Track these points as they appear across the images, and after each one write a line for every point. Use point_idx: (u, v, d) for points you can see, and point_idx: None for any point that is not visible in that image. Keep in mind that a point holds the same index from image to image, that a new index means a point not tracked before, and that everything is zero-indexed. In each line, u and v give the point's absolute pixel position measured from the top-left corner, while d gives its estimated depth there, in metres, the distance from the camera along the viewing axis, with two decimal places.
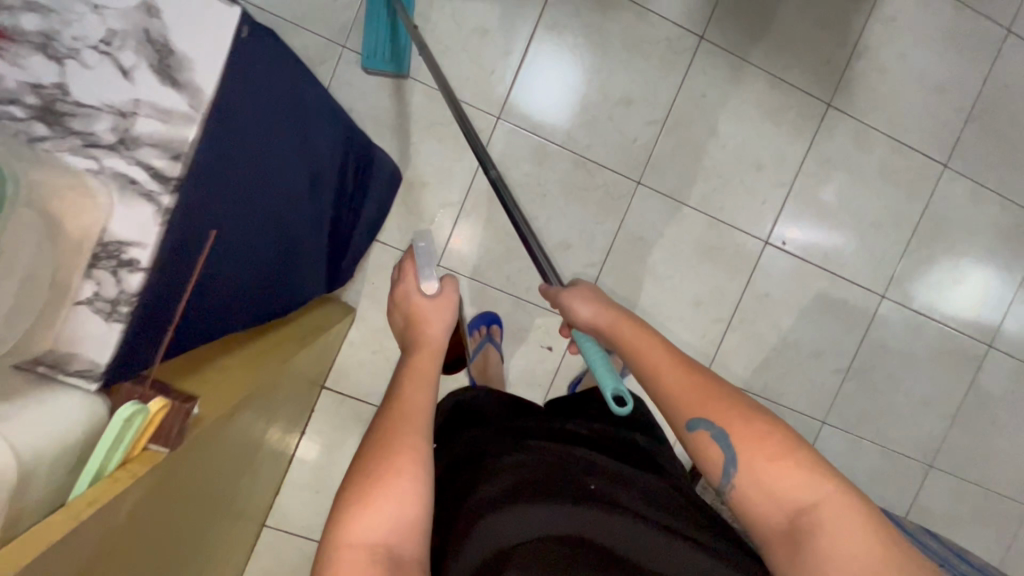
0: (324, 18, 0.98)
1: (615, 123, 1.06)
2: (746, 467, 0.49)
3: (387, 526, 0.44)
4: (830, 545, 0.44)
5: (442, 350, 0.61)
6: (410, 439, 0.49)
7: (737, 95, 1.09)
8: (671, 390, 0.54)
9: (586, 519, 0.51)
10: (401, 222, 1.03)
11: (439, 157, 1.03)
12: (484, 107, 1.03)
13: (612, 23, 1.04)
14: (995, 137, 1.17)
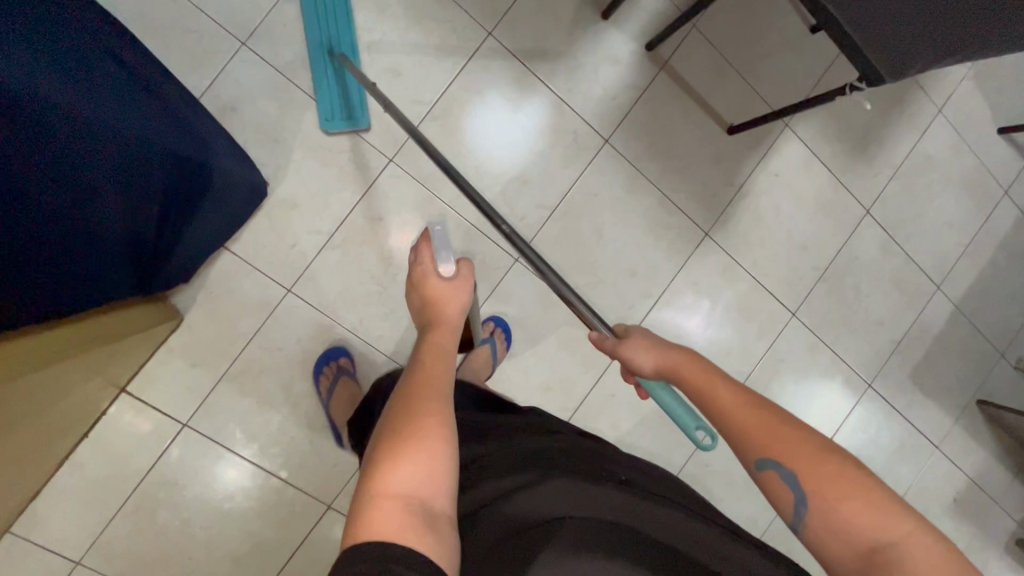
0: (263, 70, 1.37)
1: (521, 193, 1.49)
2: (815, 505, 0.70)
3: (420, 483, 0.66)
4: (908, 574, 0.63)
5: (455, 328, 0.89)
6: (434, 424, 0.70)
7: (631, 202, 1.54)
8: (743, 426, 0.76)
9: (619, 501, 0.80)
10: (272, 234, 1.38)
11: (318, 182, 1.40)
12: (384, 149, 1.42)
13: (525, 113, 1.48)
14: (834, 296, 1.64)
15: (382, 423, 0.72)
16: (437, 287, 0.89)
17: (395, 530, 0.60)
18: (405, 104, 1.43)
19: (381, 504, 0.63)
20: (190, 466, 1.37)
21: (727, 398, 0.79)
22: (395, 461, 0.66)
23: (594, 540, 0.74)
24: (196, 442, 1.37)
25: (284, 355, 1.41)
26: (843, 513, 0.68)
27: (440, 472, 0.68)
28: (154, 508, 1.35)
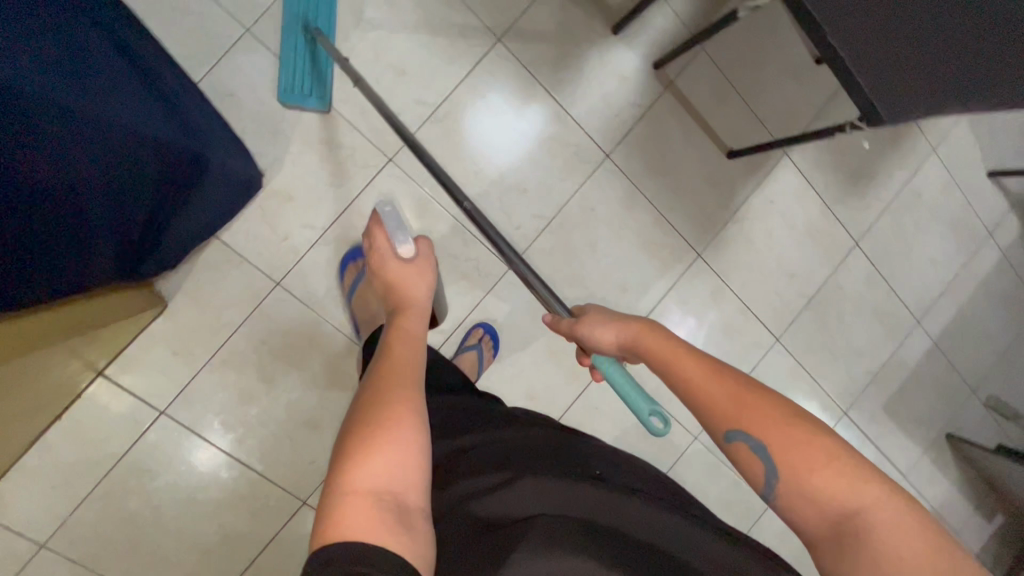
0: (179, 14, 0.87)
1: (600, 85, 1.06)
2: (789, 477, 0.50)
3: (393, 472, 0.51)
4: (865, 514, 0.47)
5: (424, 309, 0.73)
6: (407, 381, 0.60)
7: (761, 96, 1.15)
8: (708, 399, 0.55)
9: (586, 499, 0.59)
10: (255, 66, 0.90)
11: (308, 67, 0.92)
12: (396, 14, 0.95)
13: (581, 66, 1.05)
14: (974, 244, 1.39)
15: (377, 280, 0.76)
16: (398, 270, 0.73)
17: (379, 491, 0.50)
18: (388, 42, 0.95)
19: (351, 499, 0.48)
20: (173, 442, 0.97)
21: (687, 363, 0.57)
22: (407, 269, 0.74)
23: (606, 513, 0.58)
24: (173, 427, 0.96)
25: (278, 348, 0.98)
26: (817, 485, 0.49)
27: (422, 257, 0.75)
28: (126, 513, 0.96)
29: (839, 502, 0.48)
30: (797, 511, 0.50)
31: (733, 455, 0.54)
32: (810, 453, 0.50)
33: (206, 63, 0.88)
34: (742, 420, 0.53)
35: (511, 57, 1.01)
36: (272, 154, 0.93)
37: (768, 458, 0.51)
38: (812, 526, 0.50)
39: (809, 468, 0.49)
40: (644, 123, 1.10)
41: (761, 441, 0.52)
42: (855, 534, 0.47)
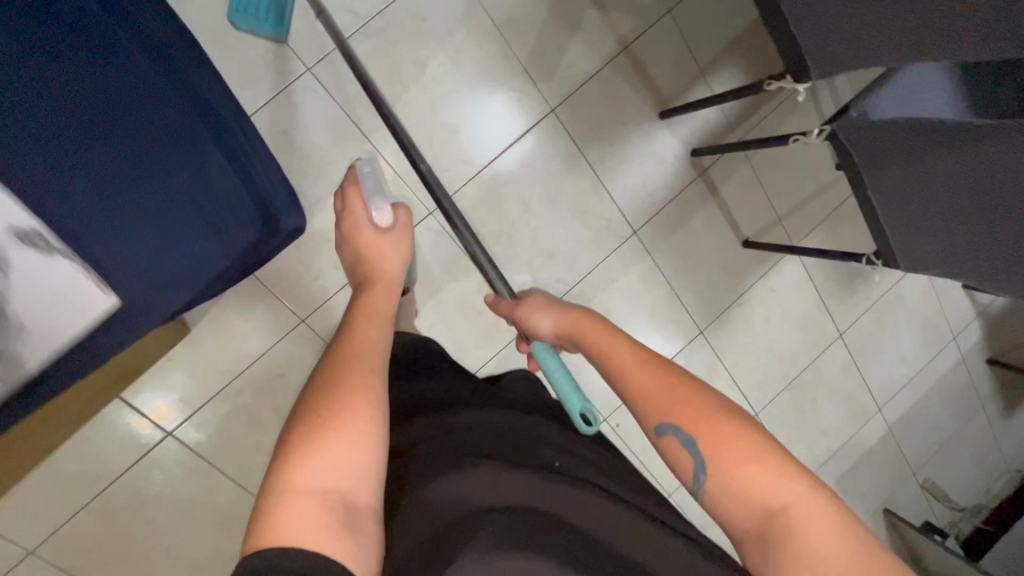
0: (242, 47, 0.86)
1: (640, 168, 1.10)
2: (715, 472, 0.52)
3: (340, 471, 0.51)
4: (802, 533, 0.47)
5: (395, 284, 0.77)
6: (366, 372, 0.59)
7: (783, 192, 1.22)
8: (640, 388, 0.58)
9: (535, 488, 0.58)
10: (315, 110, 0.90)
11: (367, 117, 0.93)
12: (462, 75, 0.95)
13: (624, 148, 1.08)
14: (943, 345, 1.51)
15: (348, 245, 0.81)
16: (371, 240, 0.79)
17: (325, 492, 0.49)
18: (447, 102, 0.96)
19: (292, 499, 0.48)
20: (175, 462, 0.97)
21: (624, 356, 0.62)
22: (379, 240, 0.79)
23: (552, 503, 0.57)
24: (179, 449, 0.97)
25: (295, 382, 0.99)
26: (743, 482, 0.51)
27: (398, 227, 0.80)
28: (119, 528, 0.96)
29: (769, 500, 0.49)
30: (725, 506, 0.52)
31: (664, 447, 0.56)
32: (737, 448, 0.52)
33: (264, 99, 0.87)
34: (674, 414, 0.55)
35: (561, 128, 1.03)
36: (315, 195, 0.92)
37: (698, 451, 0.53)
38: (742, 525, 0.51)
39: (740, 465, 0.51)
40: (674, 205, 1.15)
41: (691, 435, 0.54)
42: (784, 544, 0.47)
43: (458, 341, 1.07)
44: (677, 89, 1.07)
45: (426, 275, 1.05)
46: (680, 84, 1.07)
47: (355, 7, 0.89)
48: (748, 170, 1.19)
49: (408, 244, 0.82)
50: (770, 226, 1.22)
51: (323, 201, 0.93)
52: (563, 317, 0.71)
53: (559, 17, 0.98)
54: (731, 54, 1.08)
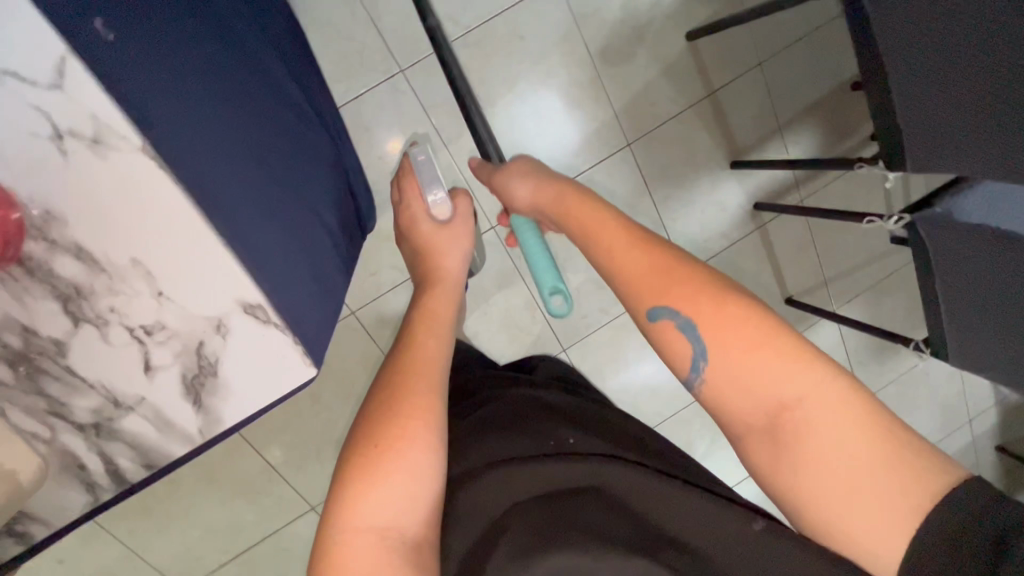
0: (342, 39, 0.85)
1: (702, 214, 1.11)
2: (713, 357, 0.53)
3: (398, 504, 0.52)
4: (812, 433, 0.48)
5: (454, 284, 0.74)
6: (423, 396, 0.58)
7: (833, 256, 1.22)
8: (633, 271, 0.58)
9: (568, 472, 0.57)
10: (401, 110, 0.90)
11: (450, 124, 0.93)
12: (548, 97, 0.95)
13: (690, 192, 1.09)
14: (957, 425, 1.52)
15: (410, 241, 0.79)
16: (425, 231, 0.76)
17: (383, 528, 0.51)
18: (529, 121, 0.96)
19: (354, 535, 0.50)
20: None
21: (614, 235, 0.60)
22: (438, 233, 0.75)
23: (575, 477, 0.56)
24: None
25: (336, 370, 1.01)
26: (748, 372, 0.51)
27: (458, 218, 0.76)
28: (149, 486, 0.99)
29: (779, 393, 0.50)
30: (731, 410, 0.53)
31: (660, 335, 0.56)
32: (744, 334, 0.51)
33: (354, 93, 0.87)
34: (668, 296, 0.55)
35: (633, 164, 1.04)
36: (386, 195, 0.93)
37: (699, 340, 0.53)
38: (747, 418, 0.52)
39: (745, 353, 0.51)
40: (727, 254, 1.15)
41: (692, 321, 0.54)
42: (799, 444, 0.49)
43: (497, 353, 1.09)
44: (753, 142, 1.07)
45: (476, 286, 1.06)
46: (757, 137, 1.07)
47: (457, 16, 0.89)
48: (804, 230, 1.19)
49: (470, 235, 0.77)
50: (815, 287, 1.23)
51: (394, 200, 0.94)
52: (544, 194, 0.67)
53: (654, 55, 0.98)
54: (812, 117, 1.07)
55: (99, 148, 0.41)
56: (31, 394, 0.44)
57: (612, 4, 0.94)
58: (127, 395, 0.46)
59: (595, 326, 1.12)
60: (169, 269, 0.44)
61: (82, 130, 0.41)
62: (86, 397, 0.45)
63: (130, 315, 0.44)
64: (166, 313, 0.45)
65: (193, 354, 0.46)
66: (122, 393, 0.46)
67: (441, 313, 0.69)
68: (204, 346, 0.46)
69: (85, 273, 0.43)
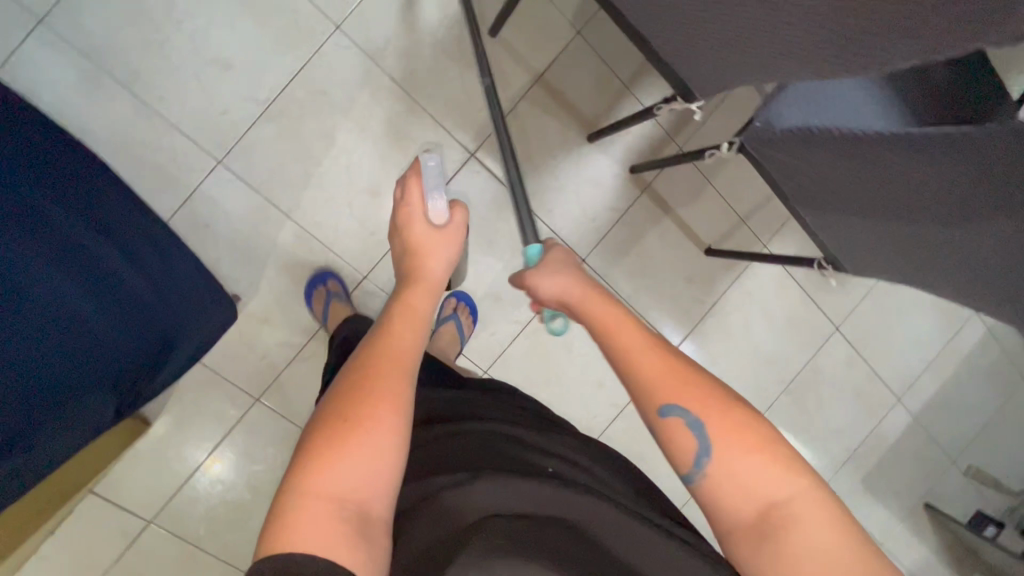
0: (151, 153, 0.88)
1: (579, 196, 1.07)
2: (719, 457, 0.50)
3: (364, 479, 0.52)
4: (799, 535, 0.46)
5: (438, 288, 0.71)
6: (391, 381, 0.57)
7: (739, 192, 1.15)
8: (647, 369, 0.54)
9: (549, 493, 0.57)
10: (233, 199, 0.92)
11: (285, 195, 0.94)
12: (372, 137, 0.95)
13: (557, 178, 1.05)
14: (956, 319, 1.38)
15: (398, 237, 0.76)
16: (419, 236, 0.72)
17: (341, 499, 0.50)
18: (361, 165, 0.95)
19: (312, 502, 0.49)
20: (160, 551, 1.00)
21: (629, 335, 0.57)
22: (431, 238, 0.73)
23: (558, 506, 0.57)
24: (163, 538, 1.00)
25: (263, 457, 1.02)
26: (746, 470, 0.49)
27: (453, 228, 0.74)
28: None
29: (771, 492, 0.48)
30: (720, 501, 0.50)
31: (663, 429, 0.52)
32: (742, 439, 0.50)
33: (180, 198, 0.90)
34: (682, 394, 0.52)
35: (486, 171, 1.02)
36: (248, 279, 0.95)
37: (706, 438, 0.50)
38: (735, 516, 0.49)
39: (746, 453, 0.49)
40: (623, 225, 1.10)
41: (699, 418, 0.51)
42: (788, 543, 0.46)
43: None
44: (602, 109, 1.03)
45: None
46: (606, 103, 1.03)
47: (255, 93, 0.90)
48: (698, 177, 1.13)
49: (458, 246, 0.75)
50: (733, 229, 1.15)
51: (258, 281, 0.95)
52: (569, 290, 0.64)
53: (463, 62, 0.97)
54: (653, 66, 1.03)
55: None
56: None
57: (403, 30, 0.94)
58: None
59: (508, 340, 1.08)
60: None
61: None
62: None
63: None
64: None
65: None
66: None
67: (421, 305, 0.68)
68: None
69: None
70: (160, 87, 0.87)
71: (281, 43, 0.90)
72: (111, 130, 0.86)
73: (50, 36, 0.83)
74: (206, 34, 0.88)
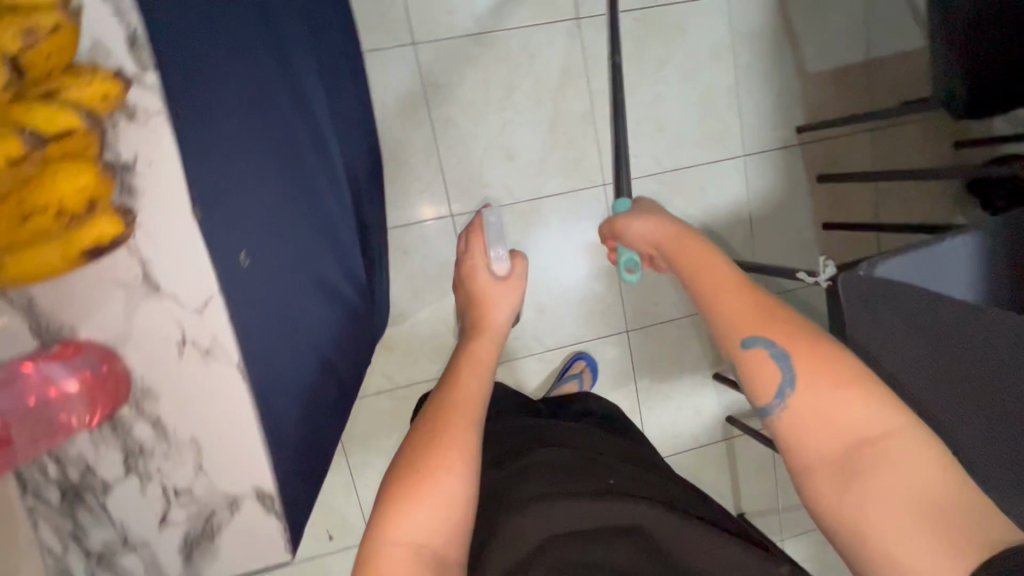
0: (411, 178, 0.98)
1: (677, 411, 1.17)
2: (806, 387, 0.49)
3: (434, 526, 0.50)
4: (889, 471, 0.44)
5: (501, 335, 0.71)
6: (457, 430, 0.56)
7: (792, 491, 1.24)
8: (731, 314, 0.53)
9: (602, 514, 0.58)
10: (439, 245, 1.01)
11: None
12: (567, 272, 1.07)
13: (671, 387, 1.16)
14: None
15: (463, 289, 0.78)
16: (490, 287, 0.75)
17: (419, 543, 0.50)
18: (543, 284, 1.07)
19: (392, 547, 0.49)
20: None
21: (723, 281, 0.55)
22: (494, 287, 0.76)
23: (612, 520, 0.58)
24: None
25: None
26: (836, 403, 0.47)
27: (514, 276, 0.76)
28: None
29: (860, 427, 0.46)
30: (805, 429, 0.48)
31: (746, 360, 0.52)
32: (827, 371, 0.49)
33: (404, 221, 0.99)
34: (766, 330, 0.52)
35: (626, 347, 1.13)
36: (399, 310, 1.02)
37: (790, 367, 0.50)
38: (821, 451, 0.47)
39: (831, 388, 0.48)
40: (692, 455, 1.19)
41: (783, 347, 0.51)
42: (871, 475, 0.44)
43: None
44: None
45: None
46: None
47: (513, 187, 1.02)
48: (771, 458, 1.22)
49: (520, 295, 0.77)
50: (767, 514, 1.24)
51: (407, 315, 1.02)
52: (661, 228, 0.62)
53: None
54: None
55: (208, 360, 0.39)
56: (63, 516, 0.41)
57: None
58: (190, 458, 0.41)
59: None
60: (177, 410, 0.40)
61: (197, 340, 0.39)
62: (156, 480, 0.41)
63: (171, 475, 0.41)
64: (165, 418, 0.40)
65: (202, 519, 0.42)
66: (130, 534, 0.42)
67: (483, 356, 0.66)
68: (213, 517, 0.42)
69: (117, 435, 0.40)
70: (455, 140, 0.99)
71: (557, 167, 1.03)
72: (399, 142, 0.97)
73: (408, 56, 0.95)
74: (512, 124, 1.00)
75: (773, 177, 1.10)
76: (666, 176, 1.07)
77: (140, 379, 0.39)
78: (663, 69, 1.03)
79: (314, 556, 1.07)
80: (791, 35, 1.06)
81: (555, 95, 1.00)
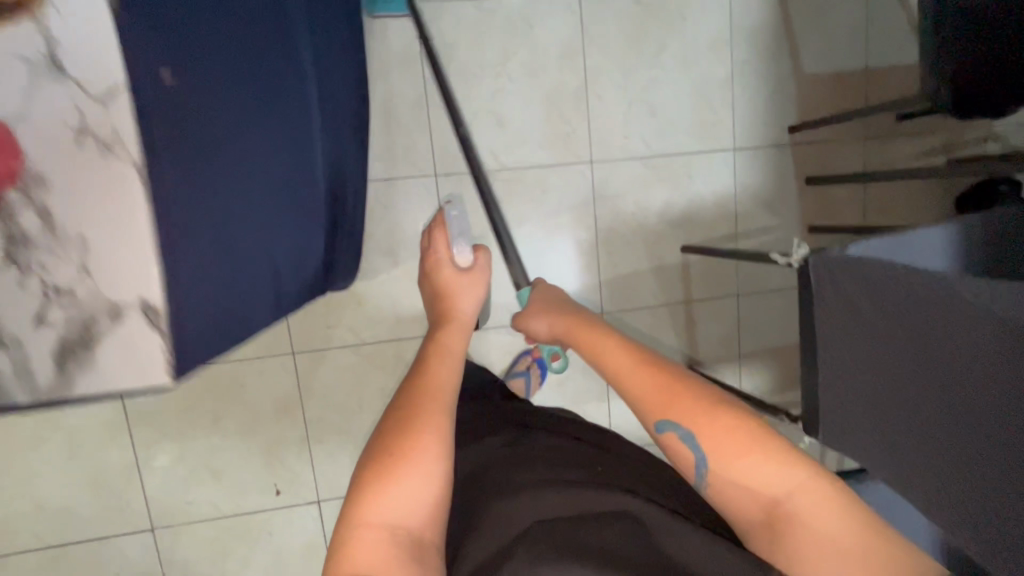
0: (400, 134, 0.98)
1: None
2: (715, 462, 0.48)
3: (411, 506, 0.47)
4: (803, 530, 0.45)
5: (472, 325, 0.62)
6: (436, 416, 0.51)
7: None
8: (636, 393, 0.52)
9: (590, 499, 0.52)
10: (420, 204, 1.01)
11: None
12: (547, 246, 1.06)
13: None
14: None
15: (427, 285, 0.67)
16: (451, 280, 0.63)
17: (394, 524, 0.46)
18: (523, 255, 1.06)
19: (367, 531, 0.46)
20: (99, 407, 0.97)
21: (617, 358, 0.55)
22: (459, 281, 0.64)
23: (604, 507, 0.51)
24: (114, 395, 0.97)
25: (250, 400, 1.01)
26: (743, 474, 0.47)
27: (481, 267, 0.65)
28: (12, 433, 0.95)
29: (770, 490, 0.47)
30: (725, 501, 0.49)
31: (663, 445, 0.51)
32: (732, 441, 0.48)
33: (387, 174, 0.99)
34: (672, 412, 0.50)
35: None
36: (374, 264, 1.01)
37: (699, 447, 0.49)
38: (743, 515, 0.48)
39: (738, 456, 0.47)
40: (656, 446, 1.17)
41: (690, 430, 0.49)
42: (792, 543, 0.45)
43: None
44: (709, 357, 1.15)
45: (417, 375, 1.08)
46: (716, 355, 1.15)
47: (501, 154, 1.02)
48: None
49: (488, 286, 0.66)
50: None
51: (381, 271, 1.01)
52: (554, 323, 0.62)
53: (649, 250, 1.10)
54: (767, 359, 1.17)
55: (107, 153, 0.37)
56: None
57: (630, 197, 1.07)
58: (78, 259, 0.38)
59: None
60: (75, 210, 0.37)
61: (96, 130, 0.36)
62: (36, 274, 0.37)
63: (53, 273, 0.37)
64: (54, 205, 0.36)
65: (82, 326, 0.39)
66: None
67: (454, 345, 0.58)
68: (93, 325, 0.39)
69: None
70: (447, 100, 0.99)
71: (547, 140, 1.03)
72: (391, 96, 0.97)
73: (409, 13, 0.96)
74: (506, 91, 1.01)
75: (763, 174, 1.10)
76: (656, 161, 1.07)
77: (32, 162, 0.35)
78: (662, 55, 1.04)
79: (258, 511, 1.04)
80: (790, 35, 1.07)
81: (552, 69, 1.01)
